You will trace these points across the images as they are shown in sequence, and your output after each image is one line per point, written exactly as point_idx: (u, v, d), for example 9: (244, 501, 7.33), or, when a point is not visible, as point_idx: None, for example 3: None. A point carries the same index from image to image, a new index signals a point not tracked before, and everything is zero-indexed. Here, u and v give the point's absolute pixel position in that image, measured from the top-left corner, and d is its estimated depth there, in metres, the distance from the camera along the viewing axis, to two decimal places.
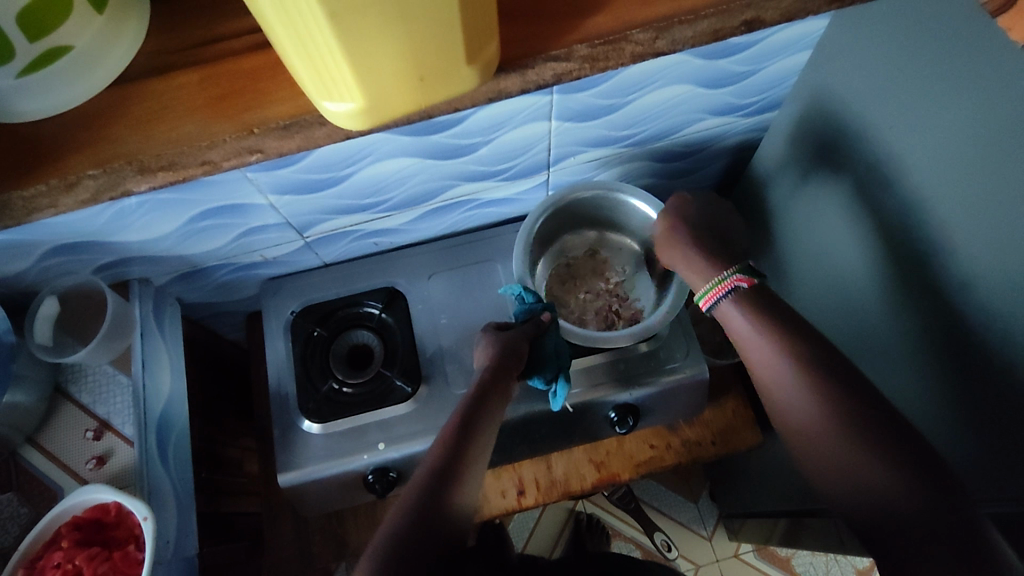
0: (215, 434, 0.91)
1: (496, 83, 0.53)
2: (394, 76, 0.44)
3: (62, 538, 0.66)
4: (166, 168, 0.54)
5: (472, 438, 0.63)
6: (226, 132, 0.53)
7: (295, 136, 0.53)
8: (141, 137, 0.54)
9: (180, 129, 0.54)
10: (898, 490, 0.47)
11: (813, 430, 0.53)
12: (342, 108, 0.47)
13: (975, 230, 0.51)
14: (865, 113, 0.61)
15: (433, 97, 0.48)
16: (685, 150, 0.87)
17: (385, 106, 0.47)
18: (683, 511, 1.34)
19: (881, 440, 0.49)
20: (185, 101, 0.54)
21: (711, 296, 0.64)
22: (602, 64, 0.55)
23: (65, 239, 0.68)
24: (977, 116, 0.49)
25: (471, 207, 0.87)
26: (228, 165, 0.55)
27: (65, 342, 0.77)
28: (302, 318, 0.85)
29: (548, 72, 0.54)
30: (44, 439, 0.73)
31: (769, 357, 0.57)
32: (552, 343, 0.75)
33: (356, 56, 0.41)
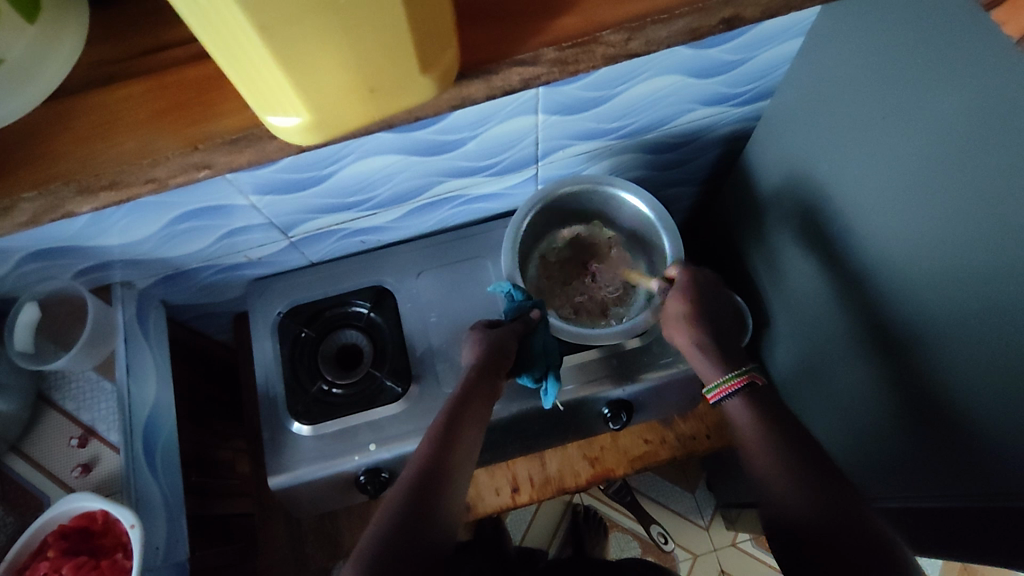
0: (205, 437, 0.90)
1: (460, 90, 0.51)
2: (340, 89, 0.43)
3: (49, 547, 0.65)
4: (108, 187, 0.52)
5: (458, 438, 0.62)
6: (172, 149, 0.51)
7: (243, 151, 0.52)
8: (88, 150, 0.52)
9: (123, 146, 0.52)
10: (809, 505, 0.52)
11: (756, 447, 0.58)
12: (290, 122, 0.45)
13: (965, 223, 0.49)
14: (855, 103, 0.59)
15: (388, 107, 0.46)
16: (676, 141, 0.85)
17: (336, 118, 0.45)
18: (680, 501, 1.33)
19: (812, 472, 0.54)
20: (135, 112, 0.53)
21: (722, 392, 0.63)
22: (573, 68, 0.53)
23: (40, 245, 0.66)
24: (967, 107, 0.47)
25: (460, 203, 0.85)
26: (175, 182, 0.53)
27: (47, 348, 0.75)
28: (289, 319, 0.84)
29: (514, 77, 0.52)
30: (28, 447, 0.72)
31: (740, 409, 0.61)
32: (541, 341, 0.74)
33: (298, 70, 0.40)
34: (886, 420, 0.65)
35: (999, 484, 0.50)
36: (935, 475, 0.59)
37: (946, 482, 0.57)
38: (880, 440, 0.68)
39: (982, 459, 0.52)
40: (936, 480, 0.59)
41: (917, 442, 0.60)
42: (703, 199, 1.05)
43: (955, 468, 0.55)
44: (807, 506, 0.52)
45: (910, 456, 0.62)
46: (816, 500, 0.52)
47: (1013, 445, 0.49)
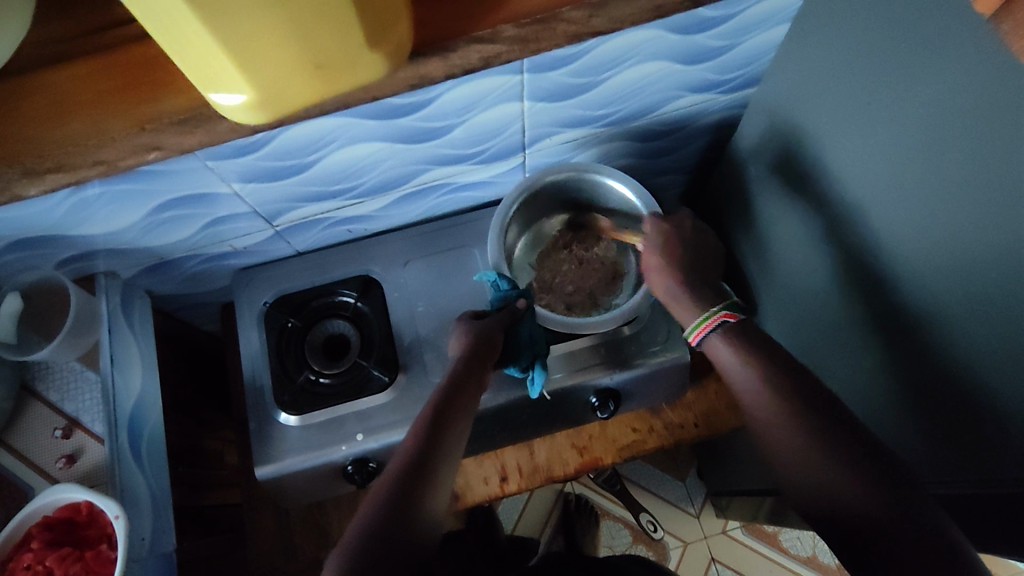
0: (192, 428, 0.90)
1: (416, 68, 0.52)
2: (286, 67, 0.43)
3: (33, 539, 0.65)
4: (55, 170, 0.53)
5: (446, 431, 0.61)
6: (119, 130, 0.52)
7: (193, 132, 0.52)
8: (36, 132, 0.52)
9: (70, 128, 0.52)
10: (844, 482, 0.49)
11: (780, 429, 0.54)
12: (235, 100, 0.46)
13: (953, 209, 0.49)
14: (841, 89, 0.59)
15: (335, 84, 0.47)
16: (664, 129, 0.84)
17: (281, 95, 0.46)
18: (671, 489, 1.34)
19: (832, 440, 0.51)
20: (79, 95, 0.53)
21: (701, 332, 0.62)
22: (534, 45, 0.53)
23: (22, 233, 0.65)
24: (951, 91, 0.47)
25: (447, 191, 0.84)
26: (125, 164, 0.54)
27: (30, 339, 0.74)
28: (275, 309, 0.83)
29: (474, 55, 0.52)
30: (13, 438, 0.71)
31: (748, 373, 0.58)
32: (528, 330, 0.74)
33: (237, 46, 0.40)
34: (885, 404, 0.65)
35: (999, 466, 0.50)
36: (935, 458, 0.58)
37: (949, 466, 0.57)
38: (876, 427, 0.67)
39: (982, 441, 0.52)
40: (937, 462, 0.58)
41: (918, 425, 0.60)
42: (693, 187, 1.05)
43: (958, 453, 0.55)
44: (857, 494, 0.48)
45: (915, 440, 0.61)
46: (866, 484, 0.48)
47: (1008, 426, 0.49)
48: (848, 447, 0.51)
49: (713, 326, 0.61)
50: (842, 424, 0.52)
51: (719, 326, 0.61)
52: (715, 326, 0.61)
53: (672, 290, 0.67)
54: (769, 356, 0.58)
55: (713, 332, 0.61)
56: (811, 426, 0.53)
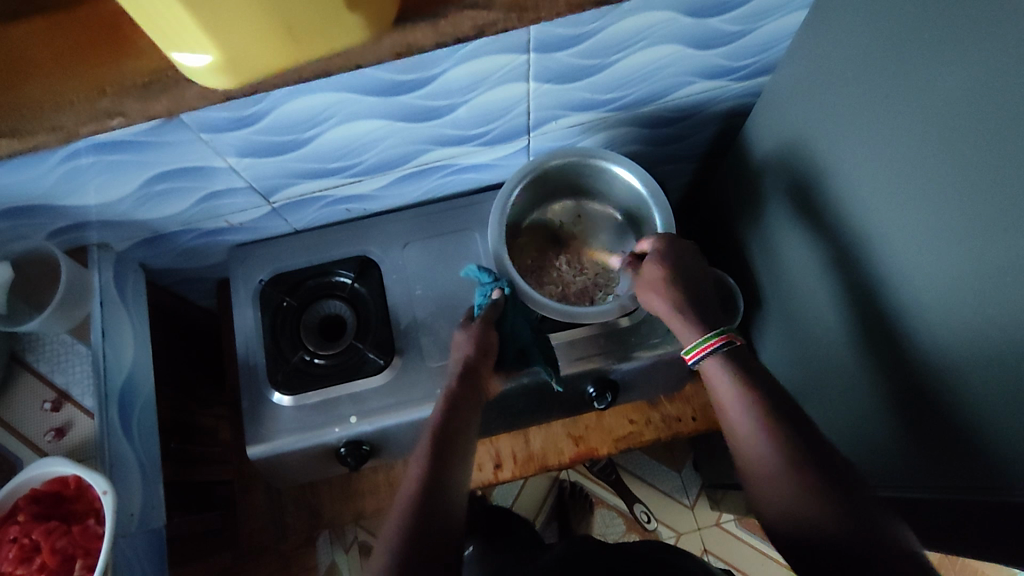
0: (186, 404, 0.89)
1: (403, 35, 0.49)
2: (255, 29, 0.42)
3: (20, 511, 0.64)
4: (8, 134, 0.51)
5: (452, 447, 0.60)
6: (78, 93, 0.50)
7: (158, 99, 0.50)
8: (0, 90, 0.51)
9: (26, 90, 0.51)
10: (825, 513, 0.49)
11: (756, 448, 0.54)
12: (200, 61, 0.44)
13: (961, 207, 0.47)
14: (857, 79, 0.56)
15: (308, 46, 0.46)
16: (673, 115, 0.82)
17: (248, 58, 0.45)
18: (666, 480, 1.34)
19: (827, 486, 0.50)
20: (39, 53, 0.51)
21: (700, 352, 0.60)
22: (531, 15, 0.51)
23: (13, 202, 0.64)
24: (970, 85, 0.45)
25: (449, 172, 0.83)
26: (85, 131, 0.52)
27: (20, 309, 0.72)
28: (271, 288, 0.82)
29: (465, 23, 0.50)
30: (2, 411, 0.71)
31: (741, 408, 0.56)
32: (512, 322, 0.72)
33: (202, 8, 0.39)
34: (872, 405, 0.64)
35: (982, 476, 0.49)
36: (915, 462, 0.58)
37: (931, 472, 0.56)
38: (864, 427, 0.66)
39: (966, 453, 0.51)
40: (923, 468, 0.57)
41: (902, 430, 0.59)
42: (701, 177, 1.02)
43: (942, 460, 0.54)
44: (825, 515, 0.49)
45: (901, 447, 0.59)
46: (833, 507, 0.49)
47: (996, 432, 0.47)
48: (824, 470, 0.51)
49: (717, 346, 0.60)
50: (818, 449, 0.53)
51: (720, 347, 0.60)
52: (717, 346, 0.60)
53: (666, 307, 0.64)
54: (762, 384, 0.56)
55: (716, 352, 0.59)
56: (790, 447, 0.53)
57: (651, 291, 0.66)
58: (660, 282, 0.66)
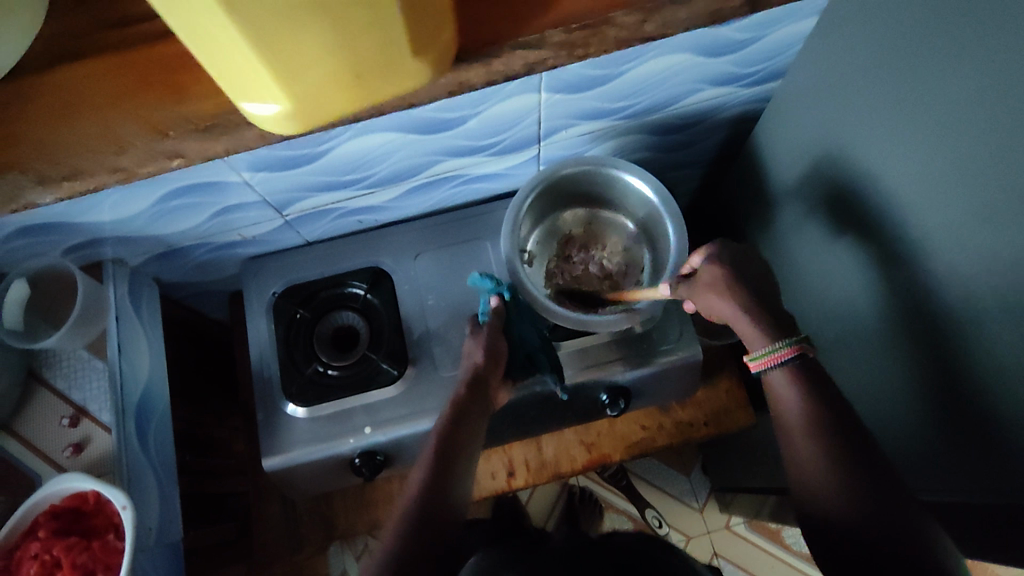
0: (200, 417, 0.89)
1: (456, 74, 0.51)
2: (324, 78, 0.43)
3: (40, 527, 0.64)
4: (70, 177, 0.52)
5: (458, 454, 0.64)
6: (138, 137, 0.52)
7: (216, 140, 0.51)
8: (53, 134, 0.53)
9: (81, 131, 0.52)
10: (860, 514, 0.53)
11: (803, 448, 0.57)
12: (268, 110, 0.45)
13: (985, 206, 0.48)
14: (873, 89, 0.57)
15: (374, 93, 0.46)
16: (683, 122, 0.83)
17: (315, 106, 0.45)
18: (675, 484, 1.34)
19: (870, 492, 0.53)
20: (92, 98, 0.53)
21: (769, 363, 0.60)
22: (581, 51, 0.53)
23: (28, 221, 0.64)
24: (988, 91, 0.46)
25: (459, 182, 0.83)
26: (144, 173, 0.53)
27: (38, 327, 0.73)
28: (284, 300, 0.82)
29: (517, 62, 0.52)
30: (21, 427, 0.71)
31: (802, 424, 0.58)
32: (517, 330, 0.76)
33: (277, 57, 0.39)
34: (893, 410, 0.64)
35: (1000, 482, 0.50)
36: (938, 465, 0.58)
37: (951, 476, 0.56)
38: (882, 431, 0.67)
39: (988, 457, 0.52)
40: (943, 472, 0.57)
41: (924, 433, 0.59)
42: (708, 182, 1.03)
43: (962, 464, 0.55)
44: (858, 515, 0.53)
45: (925, 449, 0.60)
46: (867, 509, 0.52)
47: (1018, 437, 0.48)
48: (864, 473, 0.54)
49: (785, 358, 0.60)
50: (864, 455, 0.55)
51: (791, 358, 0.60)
52: (785, 357, 0.60)
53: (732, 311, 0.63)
54: (819, 391, 0.59)
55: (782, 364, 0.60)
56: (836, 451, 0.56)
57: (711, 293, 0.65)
58: (722, 284, 0.64)
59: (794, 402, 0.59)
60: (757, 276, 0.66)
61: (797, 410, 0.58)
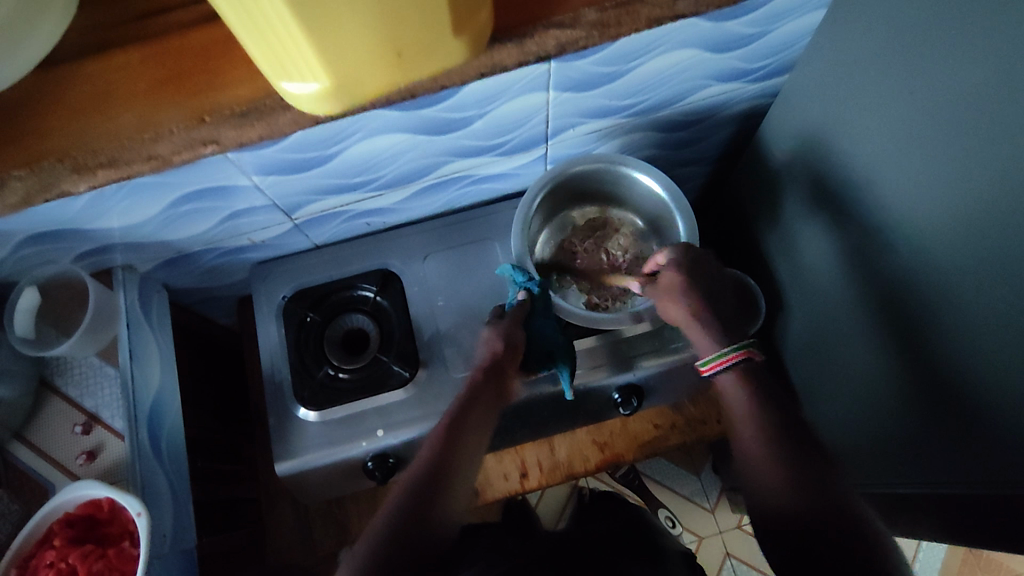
0: (211, 423, 0.89)
1: (490, 56, 0.51)
2: (366, 56, 0.43)
3: (55, 536, 0.64)
4: (105, 164, 0.52)
5: (460, 446, 0.61)
6: (179, 122, 0.52)
7: (252, 125, 0.52)
8: (85, 123, 0.53)
9: (121, 120, 0.52)
10: (794, 494, 0.53)
11: (747, 436, 0.58)
12: (306, 88, 0.45)
13: (984, 196, 0.48)
14: (878, 81, 0.57)
15: (412, 73, 0.46)
16: (689, 119, 0.83)
17: (354, 84, 0.45)
18: (686, 484, 1.33)
19: (808, 475, 0.54)
20: (132, 84, 0.53)
21: (716, 366, 0.62)
22: (615, 31, 0.54)
23: (39, 226, 0.64)
24: (993, 79, 0.46)
25: (466, 183, 0.83)
26: (177, 159, 0.53)
27: (48, 334, 0.73)
28: (294, 304, 0.82)
29: (551, 41, 0.52)
30: (33, 436, 0.71)
31: (745, 412, 0.59)
32: (539, 325, 0.73)
33: (322, 37, 0.39)
34: (902, 404, 0.63)
35: (1004, 472, 0.50)
36: (945, 457, 0.57)
37: (955, 465, 0.56)
38: (887, 422, 0.67)
39: (990, 445, 0.52)
40: (946, 461, 0.57)
41: (927, 424, 0.59)
42: (713, 179, 1.03)
43: (965, 453, 0.55)
44: (792, 495, 0.53)
45: (930, 440, 0.60)
46: (803, 488, 0.53)
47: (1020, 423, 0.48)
48: (806, 457, 0.55)
49: (735, 360, 0.61)
50: (806, 444, 0.56)
51: (740, 361, 0.61)
52: (734, 361, 0.61)
53: (685, 314, 0.66)
54: (764, 388, 0.60)
55: (733, 367, 0.61)
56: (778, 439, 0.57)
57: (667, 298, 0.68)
58: (678, 289, 0.67)
59: (739, 393, 0.60)
60: None
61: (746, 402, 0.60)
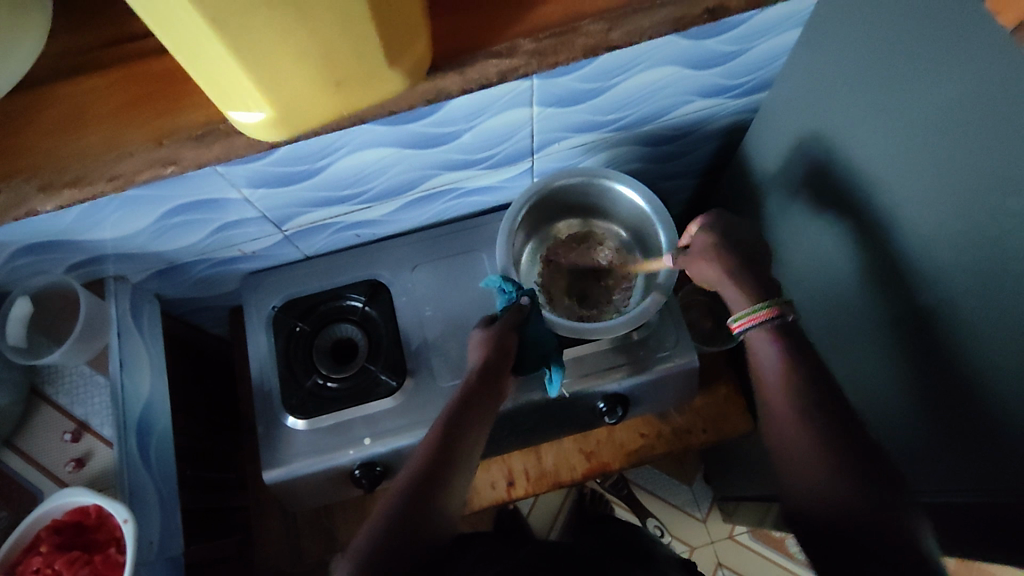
0: (201, 431, 0.90)
1: (432, 84, 0.53)
2: (305, 84, 0.44)
3: (41, 542, 0.65)
4: (71, 184, 0.53)
5: (456, 453, 0.60)
6: (136, 144, 0.53)
7: (209, 148, 0.53)
8: (60, 144, 0.54)
9: (89, 141, 0.54)
10: (840, 487, 0.51)
11: (789, 419, 0.55)
12: (252, 118, 0.47)
13: (960, 207, 0.49)
14: (857, 99, 0.58)
15: (354, 100, 0.48)
16: (673, 133, 0.84)
17: (298, 111, 0.47)
18: (677, 493, 1.34)
19: (856, 465, 0.51)
20: (100, 108, 0.55)
21: (749, 322, 0.61)
22: (552, 60, 0.54)
23: (31, 239, 0.65)
24: (963, 94, 0.47)
25: (454, 196, 0.85)
26: (140, 179, 0.54)
27: (40, 343, 0.75)
28: (283, 314, 0.83)
29: (490, 71, 0.53)
30: (22, 442, 0.72)
31: (785, 391, 0.56)
32: (534, 331, 0.72)
33: (258, 69, 0.41)
34: (889, 411, 0.64)
35: (997, 480, 0.50)
36: (934, 465, 0.58)
37: (945, 473, 0.56)
38: (874, 430, 0.67)
39: (981, 452, 0.52)
40: (935, 466, 0.58)
41: (916, 431, 0.60)
42: (702, 191, 1.04)
43: (954, 459, 0.55)
44: (839, 489, 0.51)
45: (917, 448, 0.60)
46: (853, 483, 0.51)
47: (1013, 431, 0.48)
48: (849, 446, 0.52)
49: (763, 318, 0.60)
50: (849, 428, 0.54)
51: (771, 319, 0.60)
52: (765, 318, 0.60)
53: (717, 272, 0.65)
54: (804, 362, 0.58)
55: (763, 325, 0.60)
56: (827, 425, 0.54)
57: (702, 259, 0.67)
58: (707, 251, 0.67)
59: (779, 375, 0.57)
60: None
61: (786, 383, 0.57)
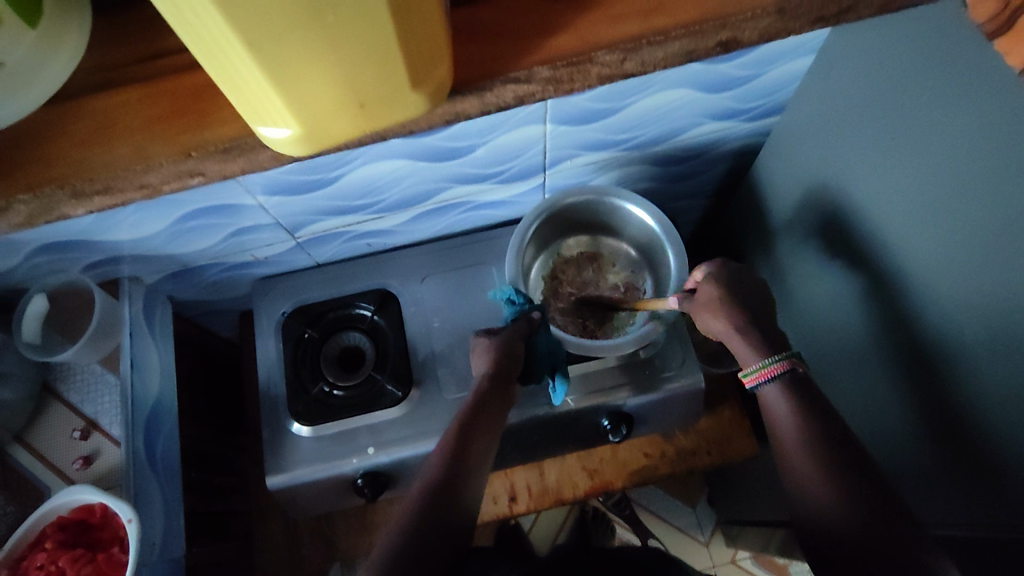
0: (207, 433, 0.91)
1: (453, 104, 0.53)
2: (330, 102, 0.45)
3: (47, 538, 0.66)
4: (100, 191, 0.55)
5: (466, 461, 0.60)
6: (166, 156, 0.54)
7: (235, 160, 0.54)
8: (87, 152, 0.55)
9: (116, 151, 0.55)
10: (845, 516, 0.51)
11: (796, 456, 0.56)
12: (281, 134, 0.47)
13: (966, 240, 0.50)
14: (867, 127, 0.58)
15: (377, 121, 0.48)
16: (685, 154, 0.85)
17: (323, 129, 0.47)
18: (680, 516, 1.32)
19: (860, 495, 0.52)
20: (129, 121, 0.56)
21: (762, 376, 0.61)
22: (567, 86, 0.55)
23: (52, 238, 0.67)
24: (972, 130, 0.47)
25: (466, 209, 0.86)
26: (167, 188, 0.56)
27: (53, 340, 0.76)
28: (293, 320, 0.84)
29: (508, 94, 0.54)
30: (31, 438, 0.73)
31: (793, 432, 0.57)
32: (545, 342, 0.74)
33: (287, 84, 0.42)
34: (897, 436, 0.64)
35: (1005, 503, 0.50)
36: (943, 488, 0.57)
37: (954, 498, 0.56)
38: (883, 453, 0.67)
39: (987, 476, 0.52)
40: (944, 490, 0.57)
41: (923, 456, 0.60)
42: (714, 211, 1.04)
43: (962, 483, 0.55)
44: (846, 516, 0.51)
45: (925, 473, 0.60)
46: (859, 510, 0.51)
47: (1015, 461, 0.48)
48: (852, 479, 0.53)
49: (776, 372, 0.61)
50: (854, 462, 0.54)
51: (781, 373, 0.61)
52: (777, 372, 0.61)
53: (725, 328, 0.65)
54: (810, 404, 0.59)
55: (775, 379, 0.60)
56: (828, 458, 0.54)
57: (707, 312, 0.67)
58: (719, 304, 0.66)
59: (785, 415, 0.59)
60: (750, 307, 0.67)
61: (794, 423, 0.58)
